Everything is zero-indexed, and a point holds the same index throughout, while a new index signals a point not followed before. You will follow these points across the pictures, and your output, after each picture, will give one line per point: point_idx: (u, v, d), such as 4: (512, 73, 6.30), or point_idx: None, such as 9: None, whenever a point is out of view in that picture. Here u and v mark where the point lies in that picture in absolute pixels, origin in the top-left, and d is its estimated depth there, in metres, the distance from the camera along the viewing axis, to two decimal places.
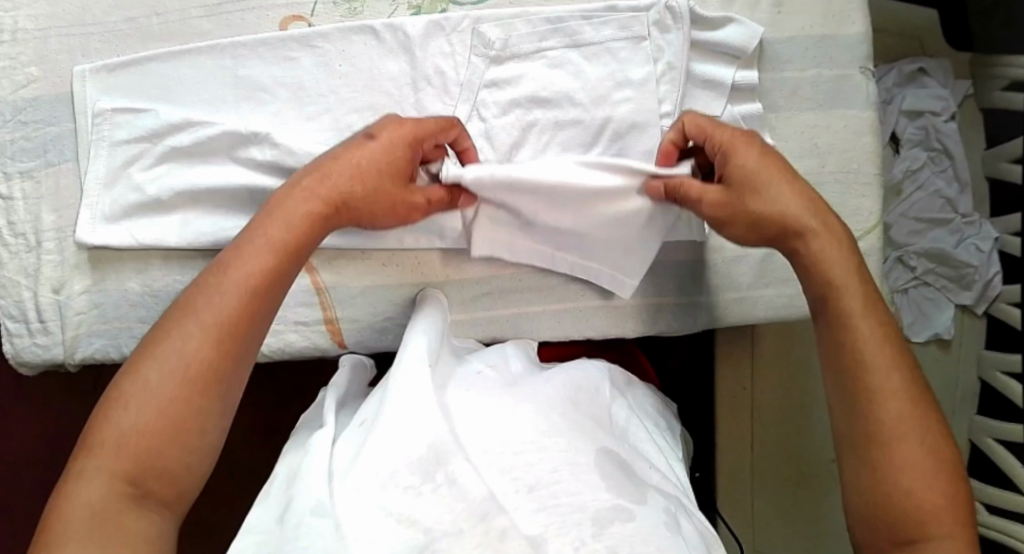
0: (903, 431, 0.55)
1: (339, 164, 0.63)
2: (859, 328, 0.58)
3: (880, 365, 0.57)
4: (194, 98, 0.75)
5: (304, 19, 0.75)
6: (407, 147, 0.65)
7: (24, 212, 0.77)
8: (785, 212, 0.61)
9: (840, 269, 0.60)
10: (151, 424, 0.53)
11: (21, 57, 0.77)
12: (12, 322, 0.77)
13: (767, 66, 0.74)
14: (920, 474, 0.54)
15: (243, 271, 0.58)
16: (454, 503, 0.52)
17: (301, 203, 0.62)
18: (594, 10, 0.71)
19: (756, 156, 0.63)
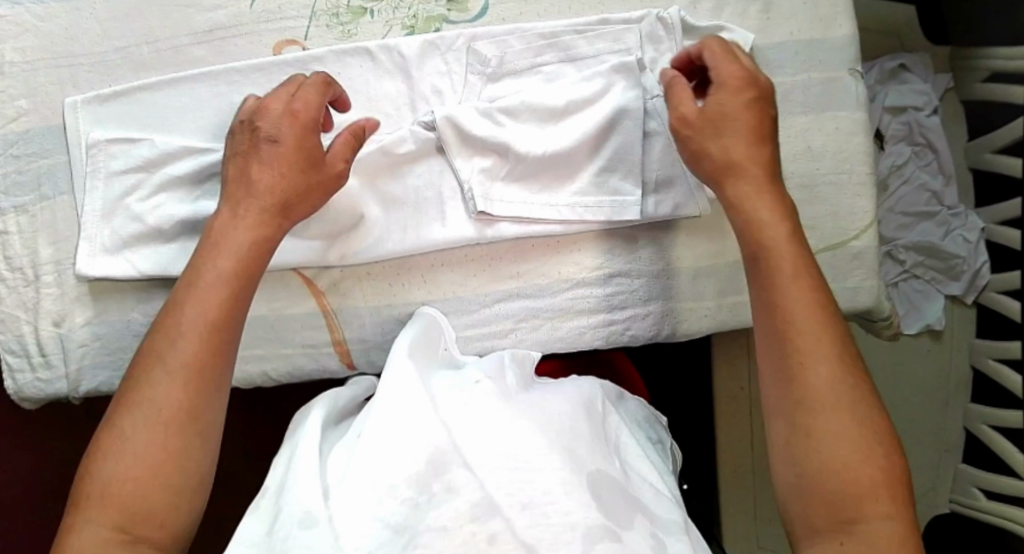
0: (834, 417, 0.54)
1: (258, 177, 0.64)
2: (796, 309, 0.57)
3: (814, 351, 0.55)
4: (191, 126, 0.75)
5: (298, 43, 0.75)
6: (308, 134, 0.65)
7: (19, 246, 0.76)
8: (731, 160, 0.63)
9: (785, 259, 0.59)
10: (133, 470, 0.54)
11: (11, 90, 0.76)
12: (13, 357, 0.76)
13: (758, 72, 0.75)
14: (855, 456, 0.53)
15: (205, 306, 0.59)
16: (446, 512, 0.54)
17: (243, 232, 0.63)
18: (587, 25, 0.72)
19: (739, 95, 0.64)
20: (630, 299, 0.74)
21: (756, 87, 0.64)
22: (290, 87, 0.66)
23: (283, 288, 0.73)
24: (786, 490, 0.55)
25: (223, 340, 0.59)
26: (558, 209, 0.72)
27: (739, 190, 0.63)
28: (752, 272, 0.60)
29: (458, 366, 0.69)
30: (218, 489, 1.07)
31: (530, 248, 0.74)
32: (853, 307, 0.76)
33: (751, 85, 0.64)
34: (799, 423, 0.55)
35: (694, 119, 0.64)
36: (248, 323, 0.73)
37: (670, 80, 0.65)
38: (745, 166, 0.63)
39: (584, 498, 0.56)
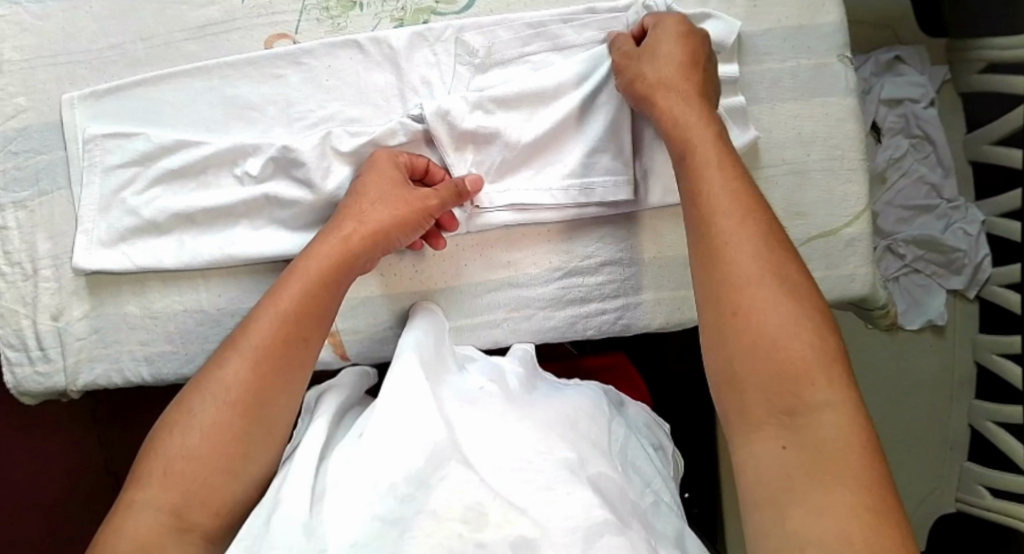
0: (759, 291, 0.53)
1: (358, 202, 0.68)
2: (721, 202, 0.58)
3: (738, 239, 0.55)
4: (185, 120, 0.76)
5: (288, 37, 0.75)
6: (398, 174, 0.69)
7: (18, 241, 0.77)
8: (660, 75, 0.66)
9: (710, 162, 0.60)
10: (197, 451, 0.56)
11: (8, 88, 0.78)
12: (11, 351, 0.77)
13: (747, 58, 0.75)
14: (789, 339, 0.51)
15: (283, 311, 0.62)
16: (442, 501, 0.53)
17: (325, 248, 0.65)
18: (573, 13, 0.72)
19: (671, 32, 0.68)
20: (623, 289, 0.74)
21: (694, 30, 0.69)
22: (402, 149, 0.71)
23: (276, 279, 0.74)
24: (719, 385, 0.54)
25: (289, 336, 0.61)
26: (551, 196, 0.72)
27: (656, 100, 0.66)
28: (682, 174, 0.62)
29: (459, 366, 0.69)
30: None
31: (521, 239, 0.74)
32: (848, 293, 0.76)
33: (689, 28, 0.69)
34: (726, 304, 0.54)
35: (633, 52, 0.68)
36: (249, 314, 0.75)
37: (611, 37, 0.71)
38: (679, 85, 0.66)
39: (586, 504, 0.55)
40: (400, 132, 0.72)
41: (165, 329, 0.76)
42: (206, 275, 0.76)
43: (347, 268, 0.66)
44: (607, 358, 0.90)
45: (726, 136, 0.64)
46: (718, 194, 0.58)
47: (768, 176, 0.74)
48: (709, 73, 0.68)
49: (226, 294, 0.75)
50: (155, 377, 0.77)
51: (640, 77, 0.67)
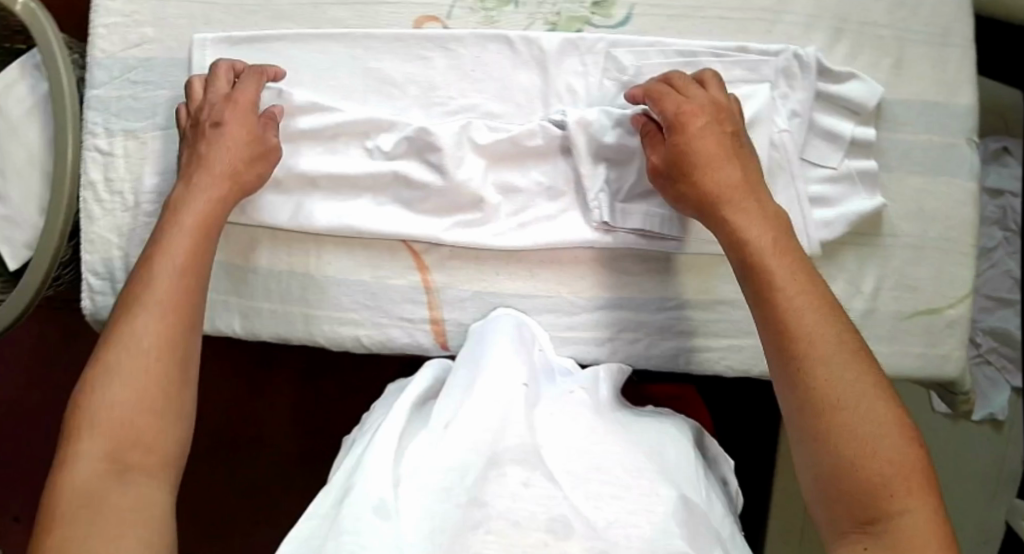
0: (844, 400, 0.55)
1: (205, 162, 0.71)
2: (808, 314, 0.59)
3: (817, 353, 0.57)
4: (321, 83, 0.76)
5: (439, 20, 0.75)
6: (248, 114, 0.72)
7: (123, 170, 0.81)
8: (706, 180, 0.67)
9: (779, 266, 0.62)
10: (120, 397, 0.59)
11: (136, 17, 0.80)
12: (96, 279, 0.81)
13: (883, 123, 0.74)
14: (875, 450, 0.54)
15: (171, 272, 0.66)
16: (517, 501, 0.53)
17: (204, 195, 0.70)
18: (726, 49, 0.72)
19: (707, 121, 0.67)
20: (729, 328, 0.75)
21: (724, 111, 0.68)
22: (256, 75, 0.74)
23: (389, 257, 0.77)
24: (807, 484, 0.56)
25: (187, 300, 0.65)
26: (677, 225, 0.72)
27: (724, 215, 0.66)
28: (745, 276, 0.63)
29: (554, 373, 0.71)
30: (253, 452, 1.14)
31: (640, 262, 0.75)
32: (938, 373, 0.76)
33: (719, 113, 0.68)
34: (811, 416, 0.56)
35: (663, 168, 0.68)
36: (353, 287, 0.77)
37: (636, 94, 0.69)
38: (734, 183, 0.66)
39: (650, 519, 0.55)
40: (537, 133, 0.72)
41: (265, 284, 0.79)
42: (320, 242, 0.78)
43: (207, 232, 0.69)
44: (680, 389, 0.91)
45: (788, 232, 0.65)
46: (790, 300, 0.60)
47: (886, 245, 0.75)
48: (745, 146, 0.69)
49: (336, 264, 0.78)
50: (246, 333, 0.80)
51: (692, 188, 0.67)
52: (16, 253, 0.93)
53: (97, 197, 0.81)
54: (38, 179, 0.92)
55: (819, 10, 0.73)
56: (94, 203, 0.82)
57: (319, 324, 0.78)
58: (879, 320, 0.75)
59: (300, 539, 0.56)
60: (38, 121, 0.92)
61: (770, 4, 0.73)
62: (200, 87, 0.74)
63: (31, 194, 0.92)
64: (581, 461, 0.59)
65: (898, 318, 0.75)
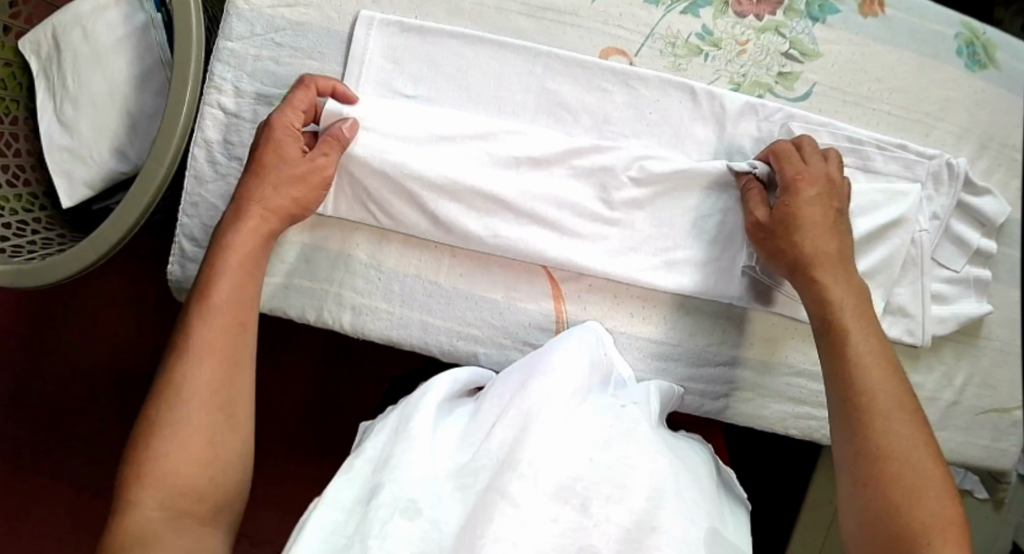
0: (898, 454, 0.60)
1: (251, 183, 0.68)
2: (870, 380, 0.63)
3: (884, 412, 0.62)
4: (491, 92, 0.73)
5: (625, 55, 0.74)
6: (284, 135, 0.68)
7: (247, 134, 0.75)
8: (808, 243, 0.68)
9: (858, 331, 0.66)
10: (182, 443, 0.59)
11: None
12: (191, 244, 0.75)
13: (1001, 239, 0.80)
14: (923, 504, 0.58)
15: (227, 310, 0.63)
16: (546, 537, 0.54)
17: (255, 216, 0.67)
18: (889, 144, 0.76)
19: (817, 190, 0.69)
20: None
21: (835, 191, 0.70)
22: (291, 104, 0.69)
23: (526, 281, 0.74)
24: (855, 525, 0.60)
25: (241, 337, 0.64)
26: None
27: (816, 275, 0.68)
28: (823, 331, 0.67)
29: (611, 381, 0.69)
30: (259, 429, 1.10)
31: (773, 328, 0.76)
32: (997, 467, 0.82)
33: (830, 190, 0.69)
34: (871, 468, 0.60)
35: (766, 223, 0.69)
36: (483, 304, 0.74)
37: (779, 149, 0.71)
38: (831, 252, 0.68)
39: (674, 536, 0.55)
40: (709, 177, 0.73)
41: (386, 287, 0.73)
42: (454, 251, 0.74)
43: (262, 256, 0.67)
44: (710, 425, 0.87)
45: (869, 308, 0.68)
46: (865, 363, 0.64)
47: (980, 346, 0.80)
48: (845, 212, 0.70)
49: (467, 278, 0.74)
50: (353, 330, 0.74)
51: (788, 249, 0.68)
52: (73, 191, 0.84)
53: (210, 157, 0.75)
54: (116, 118, 0.84)
55: (972, 123, 0.78)
56: (205, 162, 0.75)
57: (436, 334, 0.73)
58: (960, 412, 0.80)
59: (324, 533, 0.56)
60: (127, 53, 0.84)
61: (932, 110, 0.77)
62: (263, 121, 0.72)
63: (105, 129, 0.84)
64: (627, 477, 0.58)
65: (977, 412, 0.80)
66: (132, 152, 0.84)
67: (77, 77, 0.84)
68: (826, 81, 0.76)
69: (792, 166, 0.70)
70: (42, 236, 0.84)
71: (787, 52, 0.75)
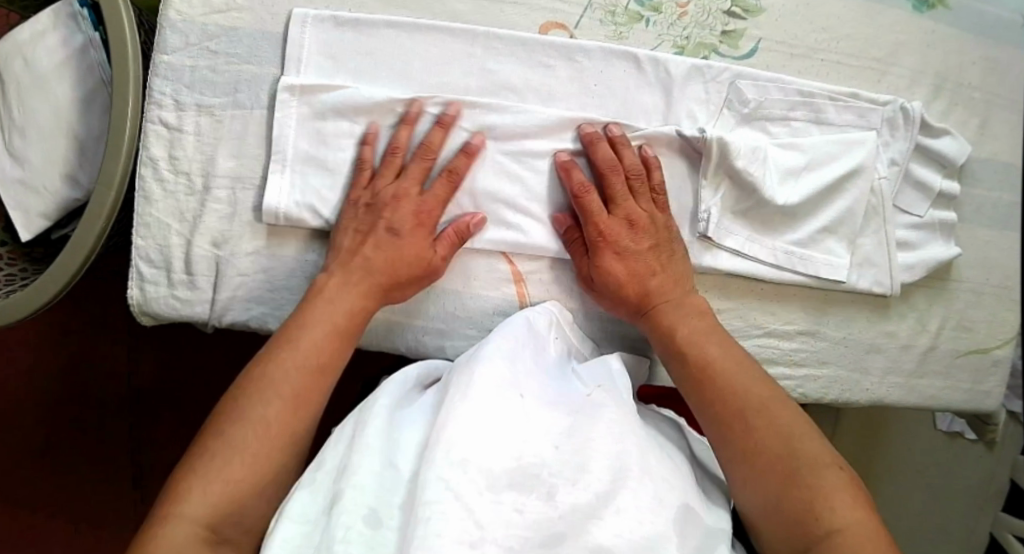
0: (773, 441, 0.62)
1: (371, 256, 0.68)
2: (721, 386, 0.65)
3: (743, 404, 0.64)
4: (433, 79, 0.72)
5: (565, 29, 0.73)
6: (429, 231, 0.69)
7: (192, 149, 0.73)
8: (635, 284, 0.70)
9: (696, 343, 0.68)
10: (237, 472, 0.58)
11: None
12: (149, 267, 0.73)
13: (964, 179, 0.80)
14: (816, 481, 0.60)
15: (309, 358, 0.64)
16: (513, 526, 0.55)
17: (351, 285, 0.67)
18: (840, 94, 0.75)
19: (621, 233, 0.70)
20: (809, 359, 0.76)
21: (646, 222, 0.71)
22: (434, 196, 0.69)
23: (484, 268, 0.73)
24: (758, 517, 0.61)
25: (315, 392, 0.64)
26: (775, 252, 0.74)
27: (653, 313, 0.70)
28: (671, 360, 0.69)
29: (565, 364, 0.71)
30: None
31: (743, 291, 0.75)
32: (981, 407, 0.82)
33: (641, 223, 0.70)
34: (751, 462, 0.62)
35: (588, 276, 0.71)
36: (442, 295, 0.72)
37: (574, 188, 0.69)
38: (657, 283, 0.70)
39: (632, 522, 0.57)
40: (661, 142, 0.72)
41: None
42: None
43: (359, 325, 0.67)
44: None
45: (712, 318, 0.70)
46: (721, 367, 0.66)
47: (953, 288, 0.80)
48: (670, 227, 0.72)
49: None
50: None
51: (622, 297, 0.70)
52: (30, 222, 0.84)
53: (159, 177, 0.73)
54: (63, 143, 0.83)
55: (923, 65, 0.78)
56: (154, 182, 0.73)
57: (399, 331, 0.73)
58: (937, 357, 0.79)
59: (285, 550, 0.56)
60: (70, 77, 0.83)
61: (882, 56, 0.77)
62: (389, 177, 0.70)
63: (53, 156, 0.83)
64: (591, 460, 0.60)
65: (955, 355, 0.80)
66: (84, 177, 0.84)
67: (21, 105, 0.83)
68: (771, 36, 0.75)
69: (591, 209, 0.69)
70: (4, 272, 0.84)
71: (729, 11, 0.74)
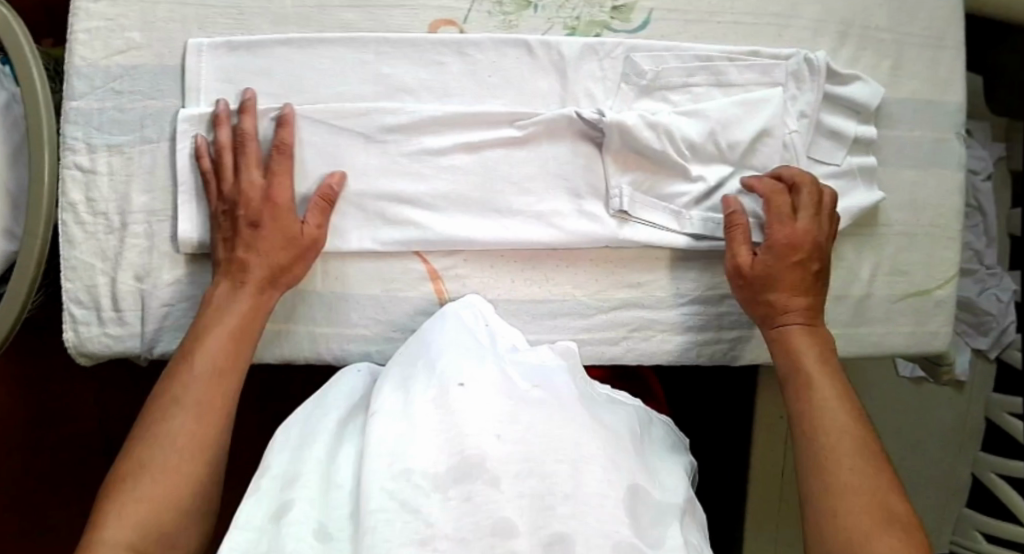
0: (854, 495, 0.62)
1: (252, 244, 0.68)
2: (826, 425, 0.66)
3: (859, 447, 0.65)
4: (330, 88, 0.72)
5: (455, 25, 0.73)
6: (286, 200, 0.69)
7: (107, 189, 0.74)
8: (792, 293, 0.71)
9: (818, 378, 0.68)
10: (156, 489, 0.60)
11: (121, 20, 0.74)
12: (79, 308, 0.75)
13: (882, 122, 0.78)
14: (876, 533, 0.59)
15: (211, 368, 0.66)
16: (461, 520, 0.55)
17: (243, 288, 0.68)
18: (739, 54, 0.74)
19: (802, 245, 0.71)
20: (737, 322, 0.76)
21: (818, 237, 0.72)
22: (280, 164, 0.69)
23: (400, 270, 0.73)
24: None
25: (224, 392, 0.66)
26: (692, 222, 0.73)
27: (775, 317, 0.71)
28: (787, 384, 0.70)
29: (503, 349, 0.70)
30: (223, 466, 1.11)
31: (667, 263, 0.75)
32: (929, 350, 0.81)
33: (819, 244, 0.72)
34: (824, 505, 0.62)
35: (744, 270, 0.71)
36: (362, 302, 0.73)
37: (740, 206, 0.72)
38: (798, 299, 0.71)
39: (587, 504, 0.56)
40: (561, 126, 0.72)
41: None
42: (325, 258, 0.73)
43: (253, 322, 0.69)
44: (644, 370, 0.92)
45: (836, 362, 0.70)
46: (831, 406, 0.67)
47: (882, 233, 0.79)
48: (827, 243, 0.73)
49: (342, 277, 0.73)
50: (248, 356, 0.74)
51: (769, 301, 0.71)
52: None
53: (78, 219, 0.74)
54: None
55: (826, 14, 0.77)
56: (74, 226, 0.74)
57: (326, 343, 0.74)
58: (875, 304, 0.79)
59: None
60: None
61: (780, 10, 0.76)
62: (229, 170, 0.70)
63: None
64: (532, 445, 0.59)
65: (892, 301, 0.79)
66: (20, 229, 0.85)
67: None
68: (663, 5, 0.74)
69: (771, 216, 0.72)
70: None
71: None
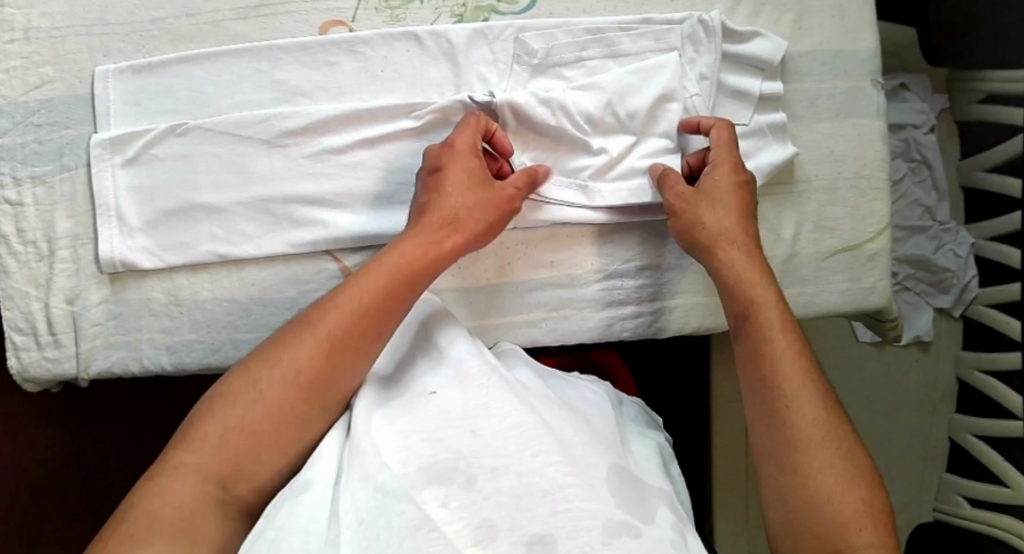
0: (819, 452, 0.58)
1: (443, 190, 0.67)
2: (785, 369, 0.61)
3: (809, 393, 0.60)
4: (229, 101, 0.75)
5: (344, 24, 0.75)
6: (475, 152, 0.68)
7: (35, 219, 0.75)
8: (730, 220, 0.68)
9: (765, 315, 0.64)
10: (246, 423, 0.57)
11: (36, 57, 0.75)
12: (18, 335, 0.75)
13: (789, 76, 0.77)
14: (837, 492, 0.57)
15: (342, 310, 0.61)
16: (449, 525, 0.50)
17: (418, 233, 0.66)
18: (630, 23, 0.74)
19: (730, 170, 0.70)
20: (659, 292, 0.75)
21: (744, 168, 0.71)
22: (467, 125, 0.69)
23: (315, 270, 0.75)
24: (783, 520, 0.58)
25: (342, 363, 0.60)
26: (600, 196, 0.73)
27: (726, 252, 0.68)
28: (739, 328, 0.65)
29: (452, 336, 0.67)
30: None
31: (581, 239, 0.75)
32: (865, 305, 0.78)
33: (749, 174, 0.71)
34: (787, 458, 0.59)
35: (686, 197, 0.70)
36: (281, 309, 0.75)
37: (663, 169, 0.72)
38: (733, 227, 0.68)
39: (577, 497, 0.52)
40: (458, 112, 0.73)
41: (190, 317, 0.75)
42: (242, 265, 0.75)
43: (418, 274, 0.64)
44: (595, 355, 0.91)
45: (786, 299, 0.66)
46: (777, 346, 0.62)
47: (801, 190, 0.77)
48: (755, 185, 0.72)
49: (261, 283, 0.75)
50: (178, 369, 0.75)
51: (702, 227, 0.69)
52: None
53: (10, 250, 0.75)
54: None
55: None
56: (8, 257, 0.75)
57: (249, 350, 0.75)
58: (801, 263, 0.77)
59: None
60: None
61: None
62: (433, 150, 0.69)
63: None
64: (506, 440, 0.55)
65: (820, 259, 0.77)
66: None
67: None
68: None
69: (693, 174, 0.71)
70: None
71: None
